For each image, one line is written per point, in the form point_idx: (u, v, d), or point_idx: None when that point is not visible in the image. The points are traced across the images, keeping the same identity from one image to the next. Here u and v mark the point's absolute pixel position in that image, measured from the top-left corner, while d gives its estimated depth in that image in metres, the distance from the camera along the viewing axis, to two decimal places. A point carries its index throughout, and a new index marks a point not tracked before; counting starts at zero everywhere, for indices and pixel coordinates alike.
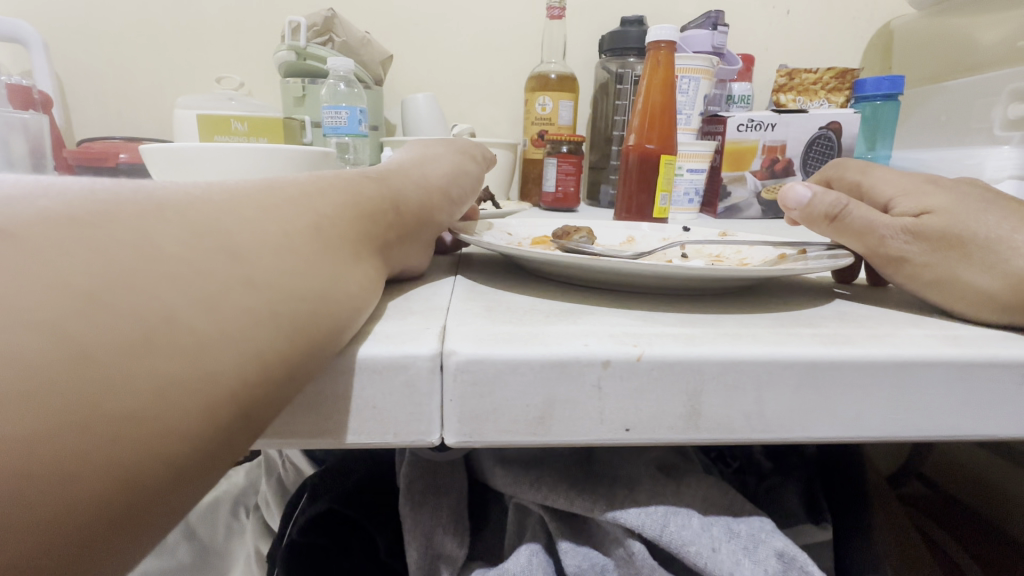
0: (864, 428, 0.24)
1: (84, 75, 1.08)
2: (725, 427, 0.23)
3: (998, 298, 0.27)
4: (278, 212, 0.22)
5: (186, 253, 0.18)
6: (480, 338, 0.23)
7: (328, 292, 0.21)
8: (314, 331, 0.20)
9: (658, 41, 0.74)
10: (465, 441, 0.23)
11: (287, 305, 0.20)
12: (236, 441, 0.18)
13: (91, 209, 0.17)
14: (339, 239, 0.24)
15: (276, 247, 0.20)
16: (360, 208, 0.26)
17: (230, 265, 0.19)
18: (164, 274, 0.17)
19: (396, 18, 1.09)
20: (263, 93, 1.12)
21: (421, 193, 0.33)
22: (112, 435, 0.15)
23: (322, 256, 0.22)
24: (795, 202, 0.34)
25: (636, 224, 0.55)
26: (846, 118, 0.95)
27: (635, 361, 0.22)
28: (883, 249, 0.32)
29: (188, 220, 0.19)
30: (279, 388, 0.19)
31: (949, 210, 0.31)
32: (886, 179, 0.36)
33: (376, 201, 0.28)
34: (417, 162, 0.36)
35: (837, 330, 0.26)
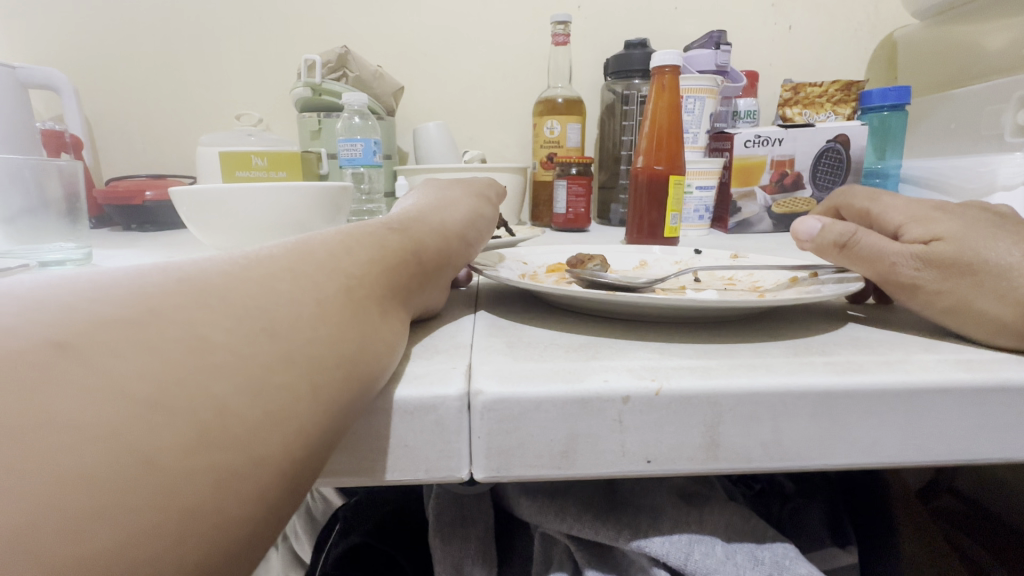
0: (880, 453, 0.25)
1: (112, 118, 1.14)
2: (745, 456, 0.24)
3: (1010, 323, 0.28)
4: (309, 280, 0.23)
5: (231, 342, 0.19)
6: (503, 376, 0.24)
7: (361, 351, 0.23)
8: (349, 393, 0.22)
9: (662, 66, 0.76)
10: (493, 476, 0.24)
11: (325, 372, 0.21)
12: (285, 503, 0.19)
13: (139, 306, 0.18)
14: (368, 299, 0.25)
15: (312, 319, 0.22)
16: (385, 263, 0.28)
17: (269, 343, 0.20)
18: (212, 368, 0.18)
19: (406, 51, 1.13)
20: (281, 127, 1.16)
21: (440, 239, 0.34)
22: (177, 528, 0.16)
23: (354, 319, 0.24)
24: (807, 234, 0.35)
25: (648, 247, 0.56)
26: (853, 130, 0.96)
27: (653, 395, 0.23)
28: (895, 276, 0.32)
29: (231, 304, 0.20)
30: (321, 449, 0.20)
31: (958, 236, 0.31)
32: (895, 206, 0.36)
33: (399, 253, 0.29)
34: (435, 206, 0.38)
35: (850, 358, 0.26)
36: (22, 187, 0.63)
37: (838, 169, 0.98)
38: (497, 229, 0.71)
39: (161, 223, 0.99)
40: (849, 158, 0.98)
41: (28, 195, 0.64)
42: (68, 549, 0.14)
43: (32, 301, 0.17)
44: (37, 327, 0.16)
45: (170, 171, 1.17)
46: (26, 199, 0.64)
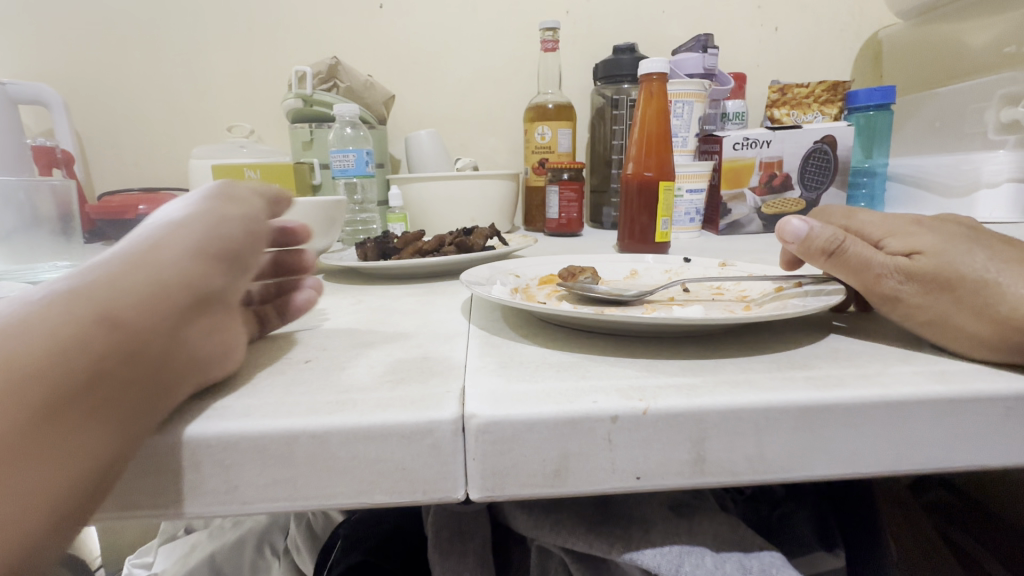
0: (861, 464, 0.26)
1: (104, 132, 1.14)
2: (730, 470, 0.25)
3: (980, 335, 0.29)
4: (68, 320, 0.24)
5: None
6: (497, 399, 0.25)
7: (136, 377, 0.24)
8: (118, 415, 0.23)
9: (649, 74, 0.77)
10: (488, 496, 0.24)
11: (86, 409, 0.23)
12: (75, 511, 0.22)
13: None
14: (138, 323, 0.25)
15: (66, 358, 0.23)
16: (146, 293, 0.26)
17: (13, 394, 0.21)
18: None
19: (396, 59, 1.14)
20: (273, 138, 1.16)
21: (248, 232, 0.33)
22: None
23: (120, 352, 0.24)
24: (793, 236, 0.35)
25: (637, 256, 0.57)
26: (840, 131, 0.98)
27: (641, 414, 0.24)
28: (878, 287, 0.33)
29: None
30: (95, 468, 0.22)
31: (937, 250, 0.32)
32: (874, 222, 0.37)
33: (170, 274, 0.28)
34: (216, 206, 0.33)
35: (831, 371, 0.27)
36: (10, 204, 0.63)
37: (826, 169, 1.00)
38: (490, 239, 0.71)
39: None
40: (837, 159, 0.99)
41: (19, 213, 0.64)
42: None
43: None
44: None
45: (162, 184, 1.17)
46: (17, 217, 0.64)
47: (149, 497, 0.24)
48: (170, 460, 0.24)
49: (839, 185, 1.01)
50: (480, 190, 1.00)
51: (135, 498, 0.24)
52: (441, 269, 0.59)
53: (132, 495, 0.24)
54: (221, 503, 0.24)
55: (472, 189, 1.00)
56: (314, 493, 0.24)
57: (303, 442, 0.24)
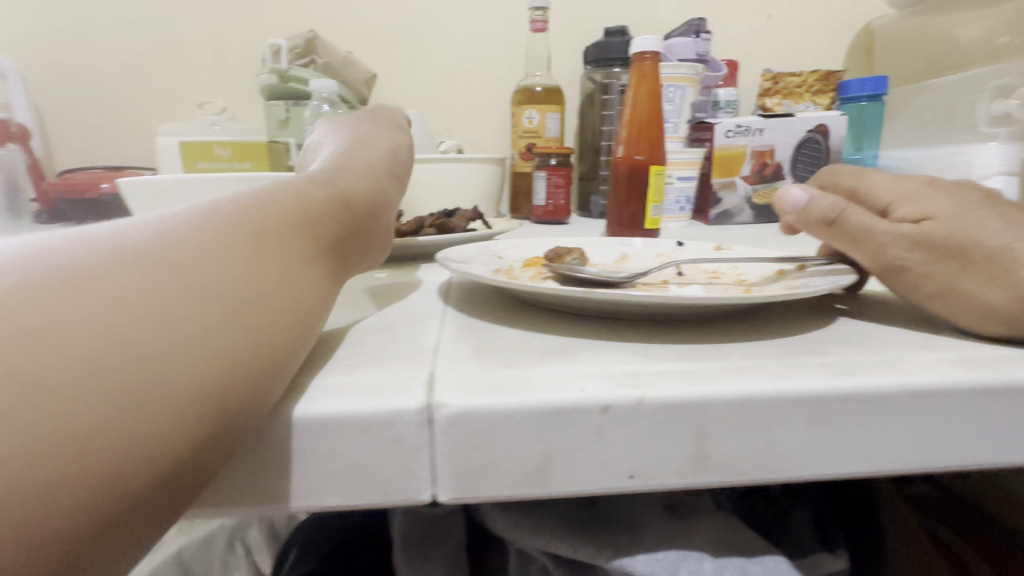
0: (879, 460, 0.23)
1: (64, 106, 1.07)
2: (735, 468, 0.22)
3: (1003, 311, 0.26)
4: (210, 239, 0.22)
5: (93, 307, 0.18)
6: (470, 386, 0.22)
7: (298, 303, 0.23)
8: (287, 338, 0.22)
9: (643, 52, 0.73)
10: (459, 497, 0.21)
11: (261, 325, 0.21)
12: (224, 443, 0.19)
13: (52, 267, 0.19)
14: (280, 261, 0.23)
15: (201, 280, 0.20)
16: (306, 215, 0.26)
17: (141, 306, 0.19)
18: (72, 336, 0.17)
19: (379, 36, 1.09)
20: (247, 116, 1.10)
21: (380, 188, 0.33)
22: (91, 453, 0.16)
23: (260, 284, 0.22)
24: (791, 207, 0.33)
25: (627, 240, 0.54)
26: (833, 120, 0.96)
27: (636, 405, 0.21)
28: (884, 258, 0.31)
29: (96, 272, 0.19)
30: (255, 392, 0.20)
31: (950, 216, 0.29)
32: (886, 183, 0.34)
33: (325, 202, 0.27)
34: (361, 152, 0.35)
35: (845, 358, 0.24)
36: None
37: (819, 159, 0.97)
38: (473, 222, 0.68)
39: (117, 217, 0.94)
40: (829, 151, 0.98)
41: None
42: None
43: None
44: None
45: (128, 162, 1.10)
46: None
47: None
48: None
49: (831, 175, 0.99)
50: (465, 175, 0.96)
51: None
52: (420, 252, 0.56)
53: None
54: None
55: (456, 173, 0.96)
56: (254, 494, 0.21)
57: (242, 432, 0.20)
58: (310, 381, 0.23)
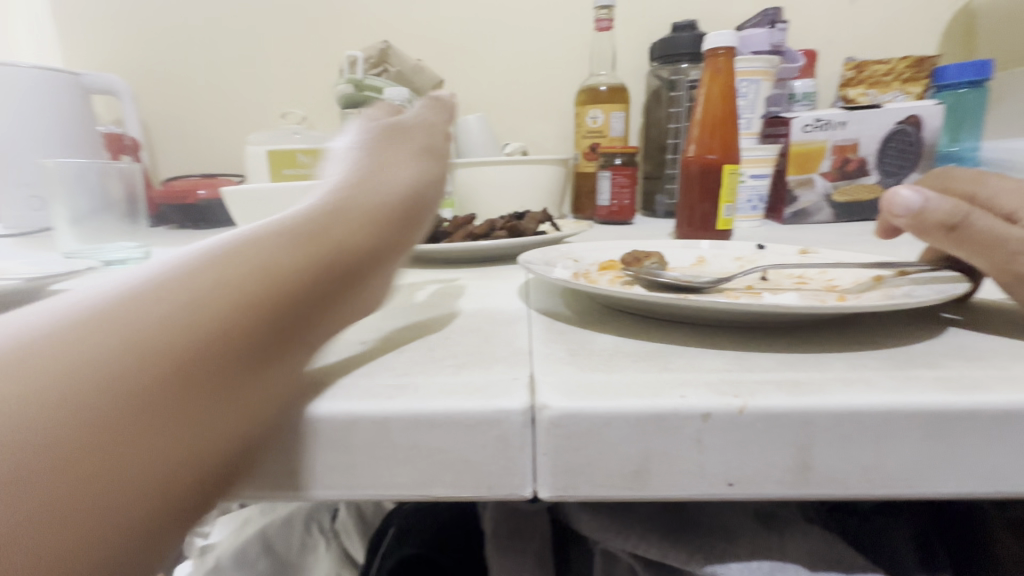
0: (1004, 483, 0.22)
1: (167, 120, 1.18)
2: (841, 482, 0.22)
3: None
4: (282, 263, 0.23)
5: (170, 329, 0.20)
6: (570, 389, 0.23)
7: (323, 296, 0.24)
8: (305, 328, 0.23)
9: (716, 48, 0.71)
10: (559, 496, 0.22)
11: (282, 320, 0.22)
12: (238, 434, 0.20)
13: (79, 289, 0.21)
14: (332, 284, 0.25)
15: (264, 302, 0.22)
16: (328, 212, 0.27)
17: (212, 327, 0.20)
18: (153, 356, 0.19)
19: (446, 42, 1.12)
20: (324, 124, 1.17)
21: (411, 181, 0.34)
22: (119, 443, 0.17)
23: (308, 307, 0.23)
24: (904, 209, 0.30)
25: (702, 243, 0.53)
26: (927, 111, 0.89)
27: (737, 414, 0.21)
28: (1012, 267, 0.29)
29: (176, 294, 0.21)
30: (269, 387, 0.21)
31: None
32: (1012, 189, 0.32)
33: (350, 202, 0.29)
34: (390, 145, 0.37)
35: (962, 372, 0.23)
36: (83, 189, 0.65)
37: (909, 153, 0.91)
38: (542, 224, 0.69)
39: (214, 221, 1.03)
40: (922, 142, 0.90)
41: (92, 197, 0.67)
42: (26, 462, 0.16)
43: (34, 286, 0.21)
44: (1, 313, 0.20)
45: (220, 170, 1.20)
46: (90, 201, 0.67)
47: None
48: None
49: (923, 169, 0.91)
50: (529, 176, 0.98)
51: None
52: (493, 254, 0.57)
53: None
54: (280, 487, 0.23)
55: (521, 175, 0.97)
56: (372, 483, 0.22)
57: (361, 426, 0.22)
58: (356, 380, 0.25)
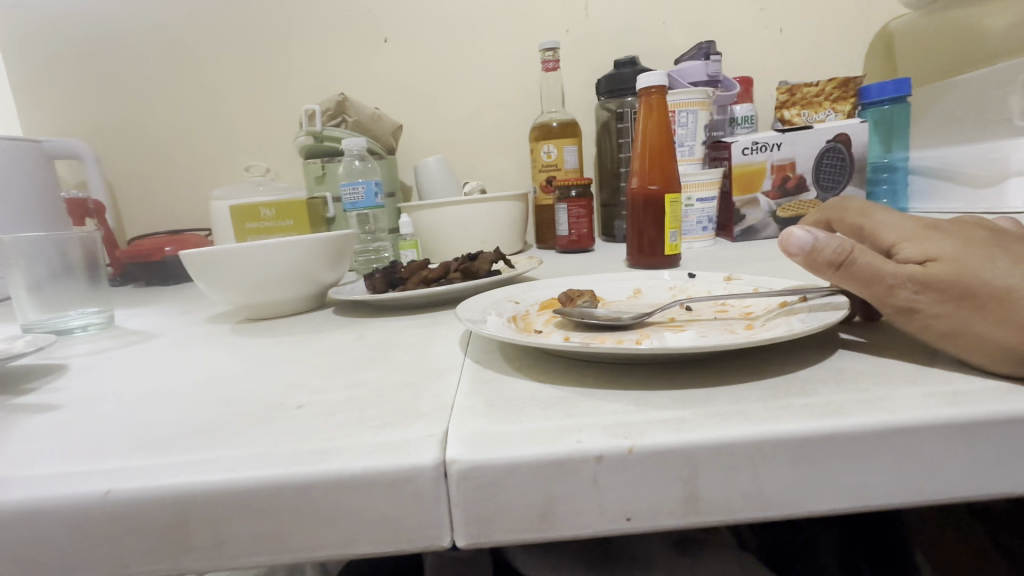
0: (869, 496, 0.24)
1: (130, 180, 1.19)
2: (728, 508, 0.24)
3: (997, 343, 0.27)
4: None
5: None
6: (480, 441, 0.25)
7: None
8: None
9: (648, 87, 0.76)
10: (475, 542, 0.24)
11: None
12: None
13: None
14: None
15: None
16: None
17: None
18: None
19: (402, 89, 1.17)
20: (287, 173, 1.20)
21: None
22: None
23: None
24: (799, 248, 0.34)
25: (640, 273, 0.56)
26: (853, 129, 0.95)
27: (626, 453, 0.23)
28: (892, 300, 0.31)
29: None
30: None
31: (954, 258, 0.30)
32: (890, 223, 0.36)
33: None
34: None
35: (833, 396, 0.26)
36: (40, 258, 0.65)
37: (842, 168, 0.97)
38: (496, 262, 0.72)
39: (178, 277, 1.03)
40: (853, 158, 0.96)
41: (48, 264, 0.66)
42: None
43: None
44: None
45: (186, 225, 1.22)
46: (47, 268, 0.66)
47: (141, 554, 0.24)
48: (160, 517, 0.24)
49: (857, 183, 0.97)
50: (488, 213, 1.01)
51: (129, 555, 0.24)
52: (446, 298, 0.60)
53: (125, 552, 0.24)
54: (213, 555, 0.24)
55: (481, 212, 1.00)
56: (298, 546, 0.24)
57: (284, 493, 0.24)
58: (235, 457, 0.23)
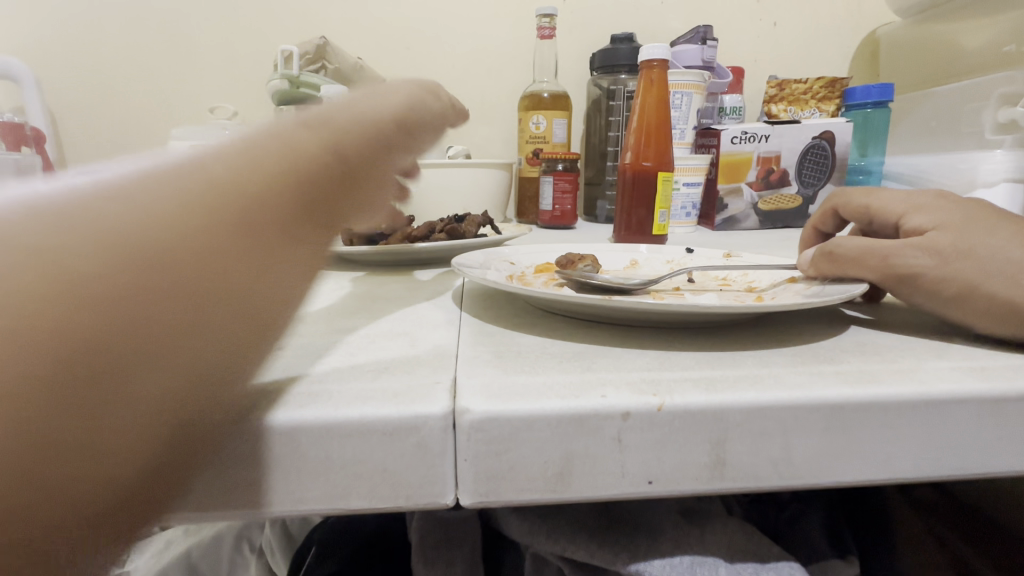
0: (893, 469, 0.23)
1: (77, 110, 1.08)
2: (753, 475, 0.22)
3: (1015, 303, 0.27)
4: (219, 227, 0.20)
5: (82, 308, 0.16)
6: (493, 392, 0.22)
7: None
8: None
9: (651, 60, 0.74)
10: (481, 502, 0.22)
11: None
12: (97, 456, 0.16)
13: (39, 222, 0.17)
14: (289, 260, 0.22)
15: (160, 255, 0.18)
16: (297, 160, 0.23)
17: (122, 325, 0.17)
18: (66, 319, 0.16)
19: (388, 41, 1.10)
20: (256, 120, 1.11)
21: None
22: (83, 379, 0.16)
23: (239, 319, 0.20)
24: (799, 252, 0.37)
25: (634, 246, 0.54)
26: (837, 127, 0.96)
27: (655, 412, 0.21)
28: (892, 268, 0.31)
29: (128, 264, 0.17)
30: None
31: (957, 224, 0.30)
32: (896, 199, 0.35)
33: (319, 154, 0.24)
34: None
35: (861, 367, 0.25)
36: None
37: (823, 165, 0.97)
38: (482, 227, 0.69)
39: None
40: (834, 155, 0.97)
41: None
42: (14, 374, 0.15)
43: (61, 224, 0.17)
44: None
45: (139, 166, 1.11)
46: None
47: None
48: None
49: (837, 182, 0.99)
50: (472, 180, 0.97)
51: None
52: (431, 258, 0.57)
53: None
54: (195, 509, 0.21)
55: (464, 177, 0.96)
56: (276, 497, 0.21)
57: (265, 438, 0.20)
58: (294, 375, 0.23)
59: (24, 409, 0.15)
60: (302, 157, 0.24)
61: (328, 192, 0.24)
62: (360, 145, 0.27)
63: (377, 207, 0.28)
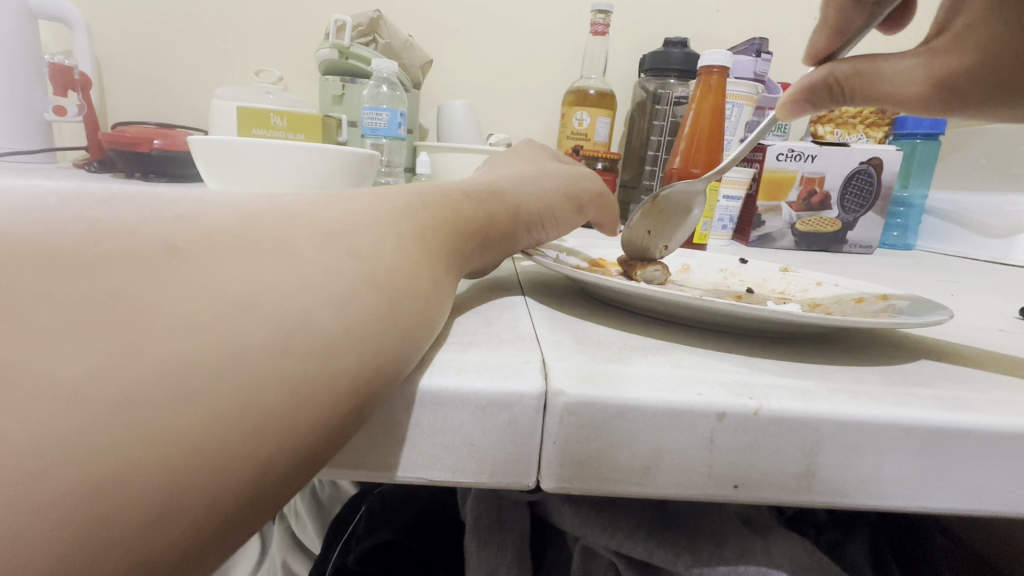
0: (982, 499, 0.23)
1: (124, 60, 1.08)
2: (839, 491, 0.22)
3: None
4: (376, 227, 0.22)
5: (308, 325, 0.17)
6: (585, 377, 0.22)
7: None
8: None
9: (711, 66, 0.74)
10: (564, 487, 0.21)
11: None
12: (285, 469, 0.16)
13: (265, 234, 0.19)
14: (434, 267, 0.24)
15: (365, 279, 0.19)
16: (453, 217, 0.28)
17: (337, 341, 0.18)
18: (294, 334, 0.17)
19: (439, 22, 1.09)
20: (300, 88, 1.11)
21: None
22: (296, 396, 0.16)
23: (415, 335, 0.21)
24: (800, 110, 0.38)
25: (684, 252, 0.54)
26: (887, 154, 0.92)
27: (752, 415, 0.21)
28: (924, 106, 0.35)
29: (343, 283, 0.19)
30: (115, 370, 0.14)
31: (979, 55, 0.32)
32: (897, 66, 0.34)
33: (469, 216, 0.29)
34: None
35: (955, 393, 0.24)
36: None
37: (867, 193, 0.94)
38: None
39: (167, 174, 0.92)
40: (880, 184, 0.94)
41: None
42: (248, 388, 0.16)
43: (284, 242, 0.19)
44: (225, 238, 0.18)
45: (179, 122, 1.12)
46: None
47: None
48: None
49: (879, 211, 0.96)
50: None
51: None
52: None
53: None
54: None
55: None
56: (362, 460, 0.21)
57: None
58: (435, 356, 0.23)
59: (249, 425, 0.15)
60: (454, 205, 0.28)
61: (466, 242, 0.28)
62: (499, 216, 0.32)
63: (493, 251, 0.32)
